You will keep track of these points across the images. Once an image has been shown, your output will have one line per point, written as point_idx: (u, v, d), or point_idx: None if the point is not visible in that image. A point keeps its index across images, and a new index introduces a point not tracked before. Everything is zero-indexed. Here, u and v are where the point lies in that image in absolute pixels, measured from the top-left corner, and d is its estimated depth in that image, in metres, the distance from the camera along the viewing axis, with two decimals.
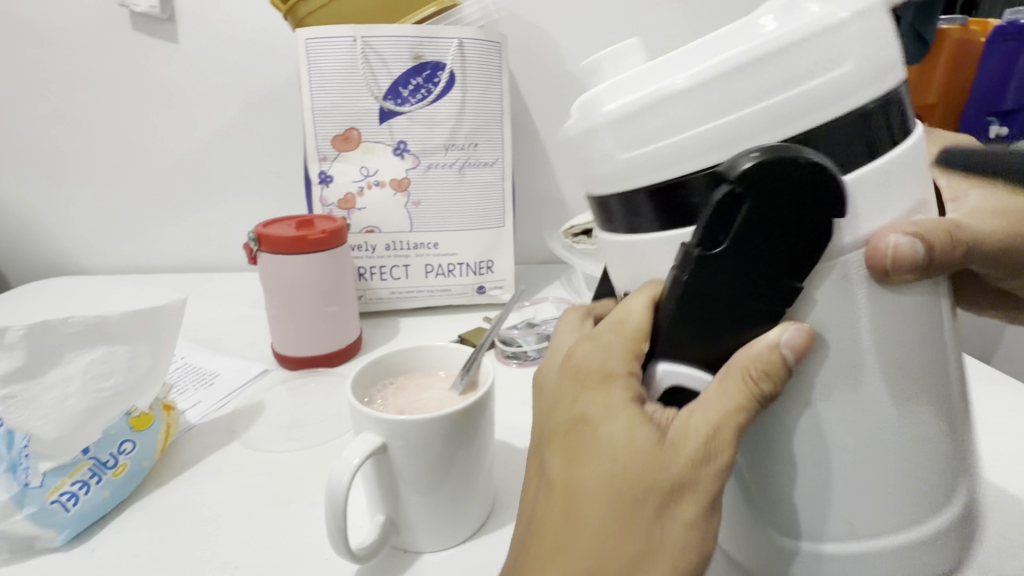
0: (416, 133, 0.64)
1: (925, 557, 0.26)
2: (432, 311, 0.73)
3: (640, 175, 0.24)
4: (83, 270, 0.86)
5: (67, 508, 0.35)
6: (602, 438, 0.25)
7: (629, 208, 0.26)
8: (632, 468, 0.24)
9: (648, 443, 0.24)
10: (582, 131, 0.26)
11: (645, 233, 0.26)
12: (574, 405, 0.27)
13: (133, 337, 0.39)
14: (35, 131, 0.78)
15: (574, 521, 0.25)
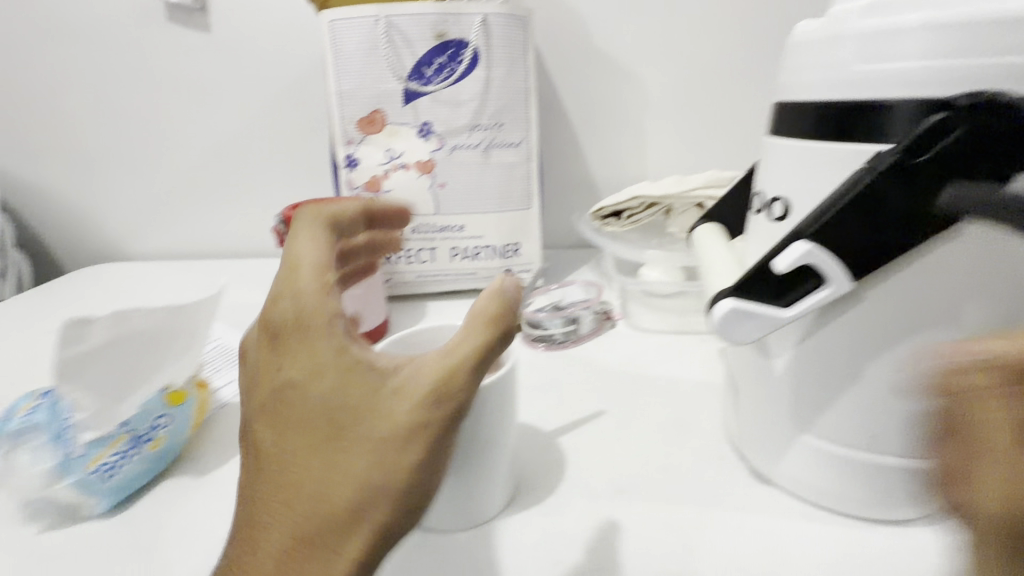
0: (440, 113, 0.63)
1: (890, 483, 0.33)
2: (458, 295, 0.73)
3: (836, 87, 0.28)
4: (128, 255, 0.90)
5: (108, 478, 0.36)
6: (354, 393, 0.29)
7: (820, 112, 0.30)
8: (378, 416, 0.28)
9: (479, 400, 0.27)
10: (829, 32, 0.29)
11: (823, 140, 0.30)
12: (296, 372, 0.30)
13: (185, 326, 0.41)
14: (79, 124, 0.81)
15: (337, 467, 0.28)
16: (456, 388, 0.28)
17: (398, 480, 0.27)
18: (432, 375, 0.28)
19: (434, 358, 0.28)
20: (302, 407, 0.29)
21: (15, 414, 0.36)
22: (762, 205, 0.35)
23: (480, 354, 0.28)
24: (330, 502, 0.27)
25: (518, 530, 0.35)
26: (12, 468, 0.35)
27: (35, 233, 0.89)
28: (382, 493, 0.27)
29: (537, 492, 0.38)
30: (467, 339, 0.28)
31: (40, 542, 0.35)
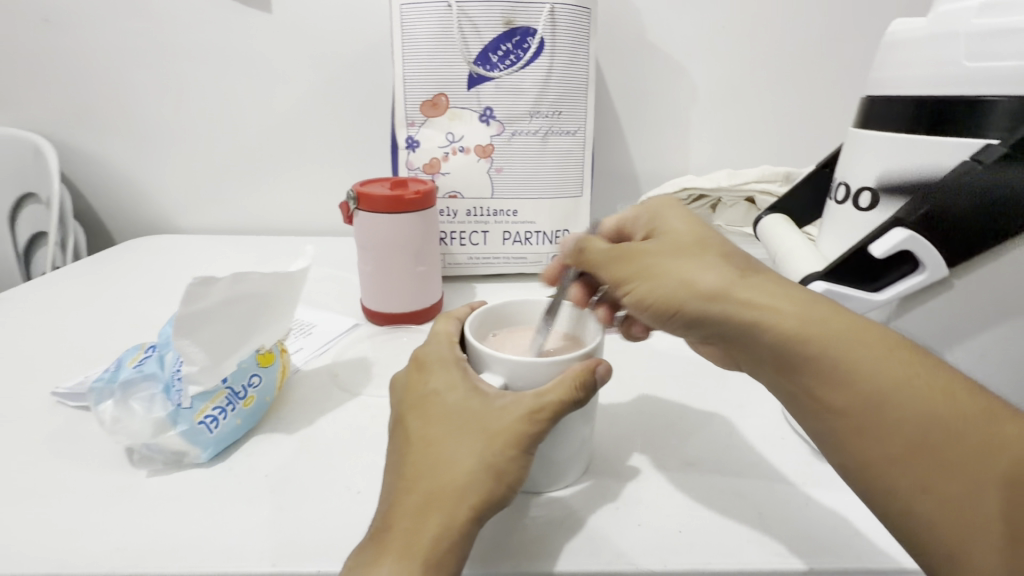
0: (503, 99, 0.65)
1: None
2: (506, 278, 0.74)
3: (931, 83, 0.31)
4: (177, 228, 0.92)
5: (211, 430, 0.39)
6: (462, 407, 0.34)
7: (912, 109, 0.32)
8: (486, 431, 0.32)
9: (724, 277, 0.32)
10: (924, 31, 0.31)
11: (916, 134, 0.32)
12: (645, 272, 0.34)
13: (282, 291, 0.43)
14: (135, 97, 0.83)
15: (443, 465, 0.32)
16: (546, 416, 0.32)
17: (496, 488, 0.31)
18: (527, 405, 0.32)
19: (528, 395, 0.33)
20: (700, 266, 0.32)
21: (125, 365, 0.40)
22: (848, 196, 0.37)
23: (567, 404, 0.32)
24: (434, 497, 0.31)
25: (599, 497, 0.37)
26: (125, 416, 0.37)
27: (87, 203, 0.91)
28: (480, 491, 0.31)
29: (613, 463, 0.40)
30: (559, 387, 0.32)
31: (149, 485, 0.37)
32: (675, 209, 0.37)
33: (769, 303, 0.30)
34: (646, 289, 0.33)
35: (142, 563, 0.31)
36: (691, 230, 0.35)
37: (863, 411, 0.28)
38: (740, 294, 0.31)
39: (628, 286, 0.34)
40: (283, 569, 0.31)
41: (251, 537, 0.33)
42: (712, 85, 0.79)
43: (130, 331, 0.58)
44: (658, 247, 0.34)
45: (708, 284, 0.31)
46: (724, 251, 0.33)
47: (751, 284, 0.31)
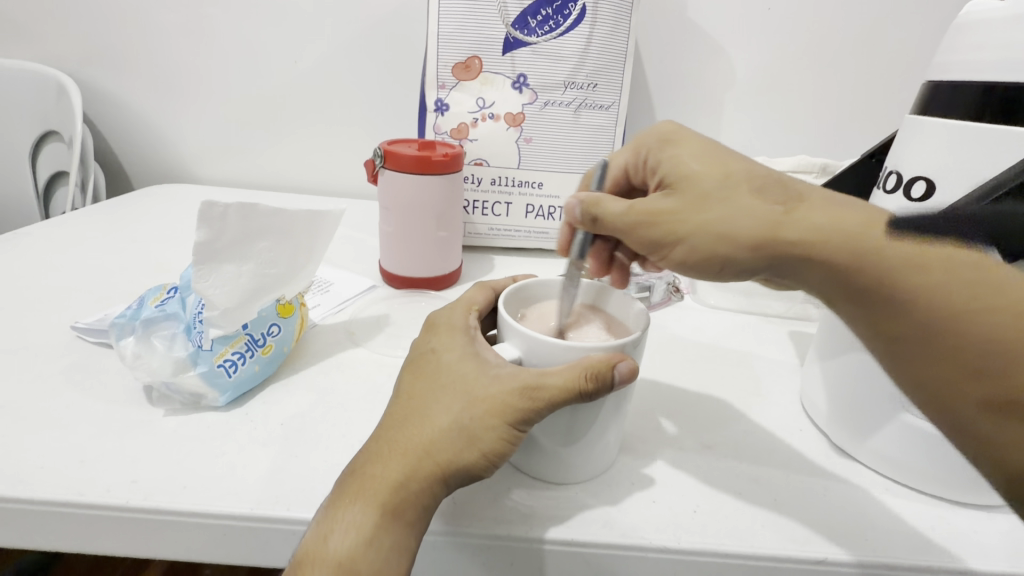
0: (538, 67, 0.63)
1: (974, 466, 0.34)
2: (525, 252, 0.73)
3: (987, 71, 0.30)
4: (195, 178, 0.92)
5: (229, 373, 0.39)
6: (457, 370, 0.33)
7: (964, 98, 0.32)
8: (470, 397, 0.31)
9: (770, 213, 0.30)
10: (986, 14, 0.30)
11: (963, 121, 0.32)
12: (675, 226, 0.32)
13: (299, 233, 0.41)
14: (161, 40, 0.81)
15: (423, 418, 0.31)
16: (543, 398, 0.30)
17: (467, 453, 0.30)
18: (524, 380, 0.31)
19: (528, 372, 0.31)
20: (735, 212, 0.30)
21: (147, 304, 0.40)
22: (899, 184, 0.35)
23: (569, 392, 0.30)
24: (405, 449, 0.30)
25: (617, 489, 0.35)
26: (146, 352, 0.38)
27: (108, 146, 0.90)
28: (448, 452, 0.30)
29: (632, 458, 0.38)
30: (563, 371, 0.30)
31: (166, 423, 0.37)
32: (692, 145, 0.35)
33: (821, 236, 0.28)
34: (684, 245, 0.32)
35: (159, 498, 0.31)
36: (714, 168, 0.32)
37: (936, 349, 0.25)
38: (786, 231, 0.29)
39: (666, 241, 0.33)
40: (297, 515, 0.31)
41: (265, 481, 0.33)
42: (752, 69, 0.76)
43: (148, 274, 0.58)
44: (683, 197, 0.33)
45: (749, 230, 0.30)
46: (758, 183, 0.31)
47: (801, 215, 0.29)
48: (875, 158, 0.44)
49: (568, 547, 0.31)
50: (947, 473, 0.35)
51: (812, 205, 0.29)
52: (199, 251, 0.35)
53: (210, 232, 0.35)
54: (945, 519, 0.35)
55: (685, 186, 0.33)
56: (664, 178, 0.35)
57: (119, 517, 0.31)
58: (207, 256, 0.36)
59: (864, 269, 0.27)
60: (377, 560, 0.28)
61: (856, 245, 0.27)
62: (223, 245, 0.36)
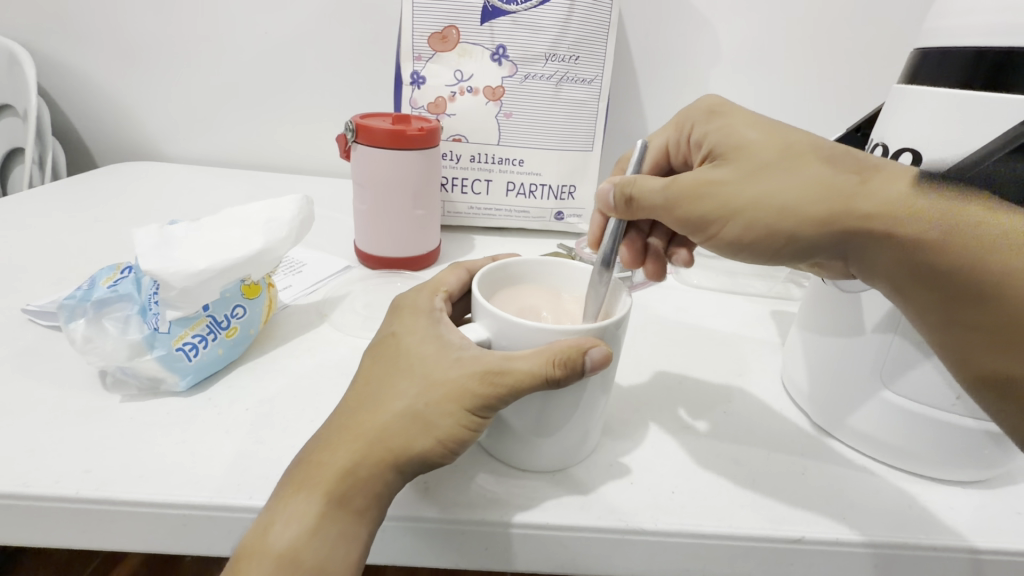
0: (518, 38, 0.60)
1: (951, 442, 0.34)
2: (506, 232, 0.71)
3: (975, 38, 0.29)
4: (163, 156, 0.88)
5: (189, 357, 0.37)
6: (417, 353, 0.31)
7: (949, 65, 0.31)
8: (429, 381, 0.30)
9: (829, 183, 0.28)
10: None
11: (947, 89, 0.31)
12: (729, 200, 0.31)
13: (246, 223, 0.40)
14: (119, 7, 0.77)
15: (377, 403, 0.30)
16: (505, 384, 0.28)
17: (421, 440, 0.29)
18: (487, 365, 0.29)
19: (492, 356, 0.30)
20: (793, 184, 0.29)
21: (99, 285, 0.37)
22: (885, 157, 0.34)
23: (535, 379, 0.28)
24: (356, 436, 0.29)
25: (593, 477, 0.34)
26: (97, 336, 0.35)
27: (68, 122, 0.86)
28: (400, 439, 0.29)
29: (610, 445, 0.37)
30: (530, 357, 0.29)
31: (122, 410, 0.35)
32: (741, 116, 0.34)
33: (899, 211, 0.26)
34: (740, 219, 0.31)
35: (112, 488, 0.30)
36: (772, 137, 0.31)
37: (997, 315, 0.24)
38: (852, 195, 0.28)
39: (720, 225, 0.32)
40: (260, 503, 0.30)
41: (227, 469, 0.32)
42: (738, 44, 0.75)
43: (108, 255, 0.55)
44: (737, 168, 0.31)
45: (812, 204, 0.29)
46: (827, 154, 0.30)
47: (868, 187, 0.28)
48: (861, 132, 0.43)
49: (536, 530, 0.31)
50: (923, 449, 0.35)
51: (887, 175, 0.28)
52: (143, 245, 0.36)
53: (150, 234, 0.37)
54: (923, 496, 0.34)
55: (745, 157, 0.31)
56: (713, 151, 0.34)
57: (72, 509, 0.29)
58: (150, 247, 0.36)
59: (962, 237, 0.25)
60: (322, 548, 0.27)
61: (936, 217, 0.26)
62: (167, 242, 0.37)
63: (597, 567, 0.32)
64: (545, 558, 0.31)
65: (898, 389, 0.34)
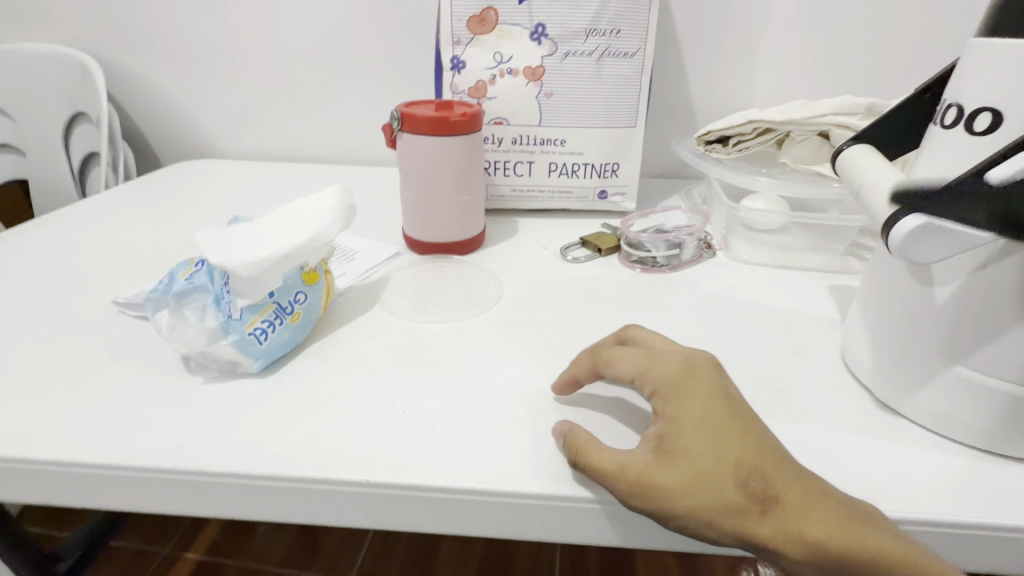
0: (558, 15, 0.60)
1: None
2: (550, 214, 0.71)
3: None
4: (219, 154, 0.92)
5: (261, 341, 0.39)
6: None
7: None
8: None
9: (769, 507, 0.29)
10: None
11: None
12: (672, 501, 0.29)
13: (295, 218, 0.42)
14: (172, 12, 0.81)
15: None
16: None
17: None
18: None
19: None
20: (723, 501, 0.29)
21: (178, 277, 0.40)
22: (960, 119, 0.32)
23: None
24: None
25: None
26: (180, 324, 0.38)
27: (134, 126, 0.91)
28: None
29: None
30: None
31: (206, 391, 0.38)
32: (690, 401, 0.32)
33: (813, 539, 0.28)
34: (684, 522, 0.29)
35: (205, 461, 0.33)
36: (710, 446, 0.30)
37: None
38: (763, 472, 0.30)
39: (612, 471, 0.30)
40: (334, 476, 0.32)
41: (300, 445, 0.34)
42: (789, 4, 0.71)
43: (179, 250, 0.59)
44: (674, 462, 0.30)
45: (748, 524, 0.29)
46: (752, 461, 0.30)
47: (791, 512, 0.29)
48: (931, 92, 0.40)
49: (598, 503, 0.32)
50: (997, 427, 0.33)
51: (804, 503, 0.29)
52: (211, 246, 0.38)
53: (212, 235, 0.39)
54: (996, 475, 0.33)
55: (679, 452, 0.30)
56: (660, 424, 0.32)
57: (169, 480, 0.33)
58: (218, 246, 0.38)
59: (865, 561, 0.28)
60: None
61: (830, 544, 0.28)
62: (229, 239, 0.39)
63: (653, 540, 0.33)
64: (605, 530, 0.33)
65: (969, 363, 0.33)
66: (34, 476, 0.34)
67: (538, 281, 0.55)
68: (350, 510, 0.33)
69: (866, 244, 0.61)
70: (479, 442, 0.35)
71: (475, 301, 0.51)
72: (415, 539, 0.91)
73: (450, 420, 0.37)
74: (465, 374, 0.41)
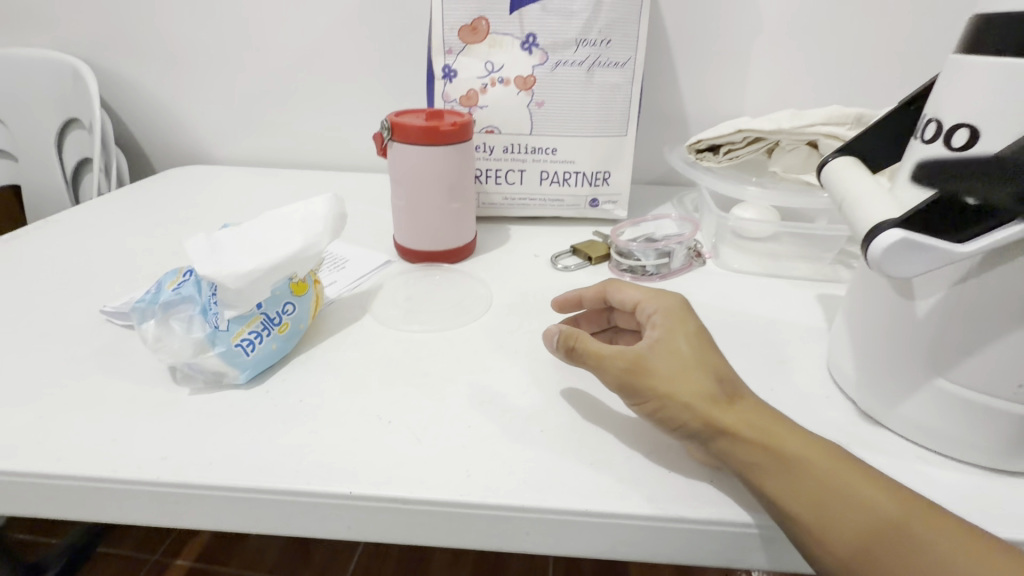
0: (548, 25, 0.60)
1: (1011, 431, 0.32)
2: (542, 222, 0.71)
3: None
4: (212, 160, 0.92)
5: (247, 352, 0.39)
6: None
7: (1005, 31, 0.29)
8: None
9: (742, 405, 0.33)
10: None
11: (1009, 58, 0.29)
12: (660, 382, 0.33)
13: (284, 224, 0.43)
14: (166, 19, 0.81)
15: None
16: None
17: None
18: None
19: None
20: (705, 388, 0.33)
21: (165, 288, 0.40)
22: (939, 134, 0.32)
23: None
24: None
25: (636, 465, 0.35)
26: (166, 335, 0.38)
27: (128, 131, 0.92)
28: None
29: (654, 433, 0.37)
30: None
31: (192, 402, 0.38)
32: (685, 322, 0.37)
33: (778, 440, 0.32)
34: (669, 400, 0.33)
35: (188, 473, 0.33)
36: (698, 351, 0.35)
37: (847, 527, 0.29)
38: (734, 379, 0.35)
39: (611, 355, 0.35)
40: (318, 488, 0.32)
41: (285, 457, 0.34)
42: (779, 14, 0.71)
43: (169, 257, 0.59)
44: (665, 357, 0.35)
45: (724, 414, 0.32)
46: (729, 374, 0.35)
47: (758, 416, 0.33)
48: (914, 106, 0.41)
49: (583, 516, 0.32)
50: (980, 440, 0.33)
51: (770, 416, 0.33)
52: (200, 253, 0.38)
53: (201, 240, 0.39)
54: (981, 488, 0.33)
55: (669, 350, 0.35)
56: (654, 333, 0.37)
57: (153, 492, 0.33)
58: (207, 253, 0.38)
59: (823, 475, 0.30)
60: None
61: (779, 446, 0.31)
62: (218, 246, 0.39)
63: (639, 553, 0.33)
64: (590, 543, 0.32)
65: (951, 376, 0.33)
66: (16, 488, 0.33)
67: (528, 290, 0.55)
68: (334, 522, 0.33)
69: (853, 253, 0.61)
70: (465, 454, 0.35)
71: (464, 310, 0.51)
72: (407, 546, 0.91)
73: (435, 431, 0.37)
74: (452, 384, 0.41)
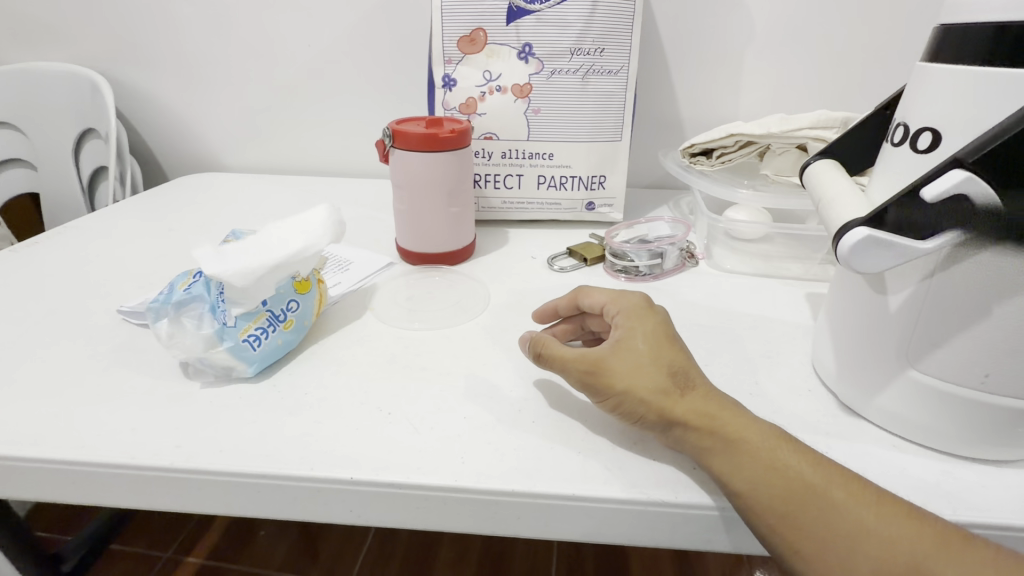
0: (544, 35, 0.62)
1: (979, 419, 0.34)
2: (540, 225, 0.74)
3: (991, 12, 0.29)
4: (222, 167, 0.95)
5: (254, 347, 0.42)
6: None
7: (962, 41, 0.31)
8: None
9: (698, 397, 0.35)
10: None
11: (966, 65, 0.30)
12: (618, 380, 0.36)
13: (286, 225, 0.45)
14: (179, 33, 0.84)
15: None
16: None
17: None
18: None
19: None
20: (659, 383, 0.35)
21: (177, 288, 0.41)
22: (906, 137, 0.34)
23: None
24: None
25: (623, 453, 0.36)
26: (178, 332, 0.40)
27: (141, 140, 0.95)
28: None
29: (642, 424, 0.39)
30: None
31: (203, 395, 0.41)
32: (648, 321, 0.39)
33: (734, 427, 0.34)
34: (626, 398, 0.35)
35: (201, 460, 0.35)
36: (656, 349, 0.37)
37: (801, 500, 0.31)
38: (689, 371, 0.36)
39: (573, 358, 0.37)
40: (322, 474, 0.34)
41: (291, 445, 0.36)
42: (770, 22, 0.73)
43: (181, 261, 0.61)
44: (624, 355, 0.37)
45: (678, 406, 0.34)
46: (687, 368, 0.36)
47: (712, 405, 0.35)
48: (890, 110, 0.42)
49: (571, 500, 0.33)
50: (951, 428, 0.35)
51: (727, 406, 0.35)
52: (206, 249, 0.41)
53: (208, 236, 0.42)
54: (952, 475, 0.35)
55: (629, 349, 0.37)
56: (617, 332, 0.39)
57: (168, 477, 0.35)
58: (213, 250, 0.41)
59: (776, 457, 0.32)
60: None
61: (733, 433, 0.33)
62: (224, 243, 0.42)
63: (625, 535, 0.34)
64: (579, 525, 0.34)
65: (922, 367, 0.35)
66: (42, 474, 0.36)
67: (525, 290, 0.57)
68: (338, 506, 0.35)
69: None
70: (460, 443, 0.37)
71: (462, 309, 0.53)
72: (413, 543, 0.93)
73: (432, 422, 0.39)
74: (449, 379, 0.43)
